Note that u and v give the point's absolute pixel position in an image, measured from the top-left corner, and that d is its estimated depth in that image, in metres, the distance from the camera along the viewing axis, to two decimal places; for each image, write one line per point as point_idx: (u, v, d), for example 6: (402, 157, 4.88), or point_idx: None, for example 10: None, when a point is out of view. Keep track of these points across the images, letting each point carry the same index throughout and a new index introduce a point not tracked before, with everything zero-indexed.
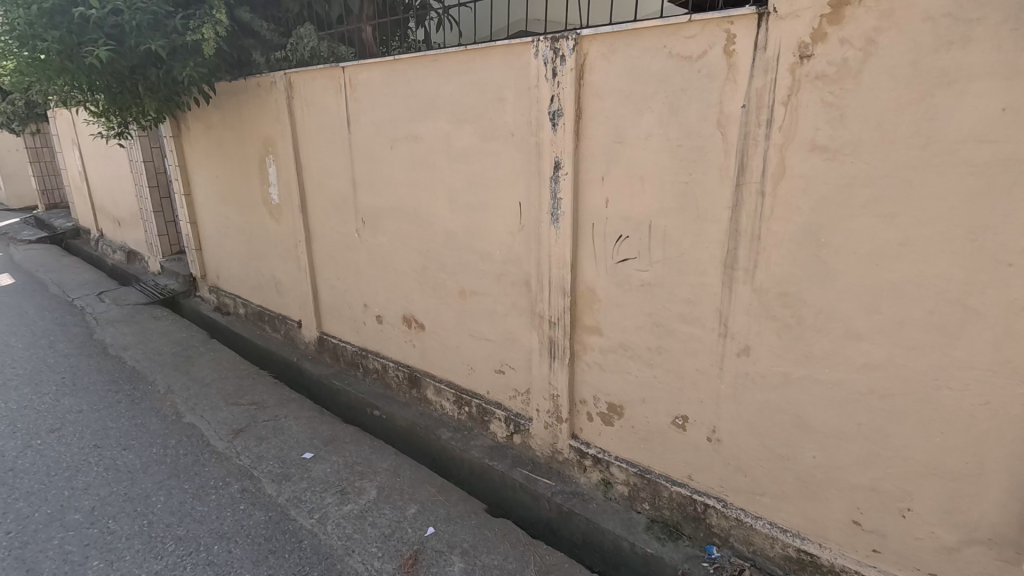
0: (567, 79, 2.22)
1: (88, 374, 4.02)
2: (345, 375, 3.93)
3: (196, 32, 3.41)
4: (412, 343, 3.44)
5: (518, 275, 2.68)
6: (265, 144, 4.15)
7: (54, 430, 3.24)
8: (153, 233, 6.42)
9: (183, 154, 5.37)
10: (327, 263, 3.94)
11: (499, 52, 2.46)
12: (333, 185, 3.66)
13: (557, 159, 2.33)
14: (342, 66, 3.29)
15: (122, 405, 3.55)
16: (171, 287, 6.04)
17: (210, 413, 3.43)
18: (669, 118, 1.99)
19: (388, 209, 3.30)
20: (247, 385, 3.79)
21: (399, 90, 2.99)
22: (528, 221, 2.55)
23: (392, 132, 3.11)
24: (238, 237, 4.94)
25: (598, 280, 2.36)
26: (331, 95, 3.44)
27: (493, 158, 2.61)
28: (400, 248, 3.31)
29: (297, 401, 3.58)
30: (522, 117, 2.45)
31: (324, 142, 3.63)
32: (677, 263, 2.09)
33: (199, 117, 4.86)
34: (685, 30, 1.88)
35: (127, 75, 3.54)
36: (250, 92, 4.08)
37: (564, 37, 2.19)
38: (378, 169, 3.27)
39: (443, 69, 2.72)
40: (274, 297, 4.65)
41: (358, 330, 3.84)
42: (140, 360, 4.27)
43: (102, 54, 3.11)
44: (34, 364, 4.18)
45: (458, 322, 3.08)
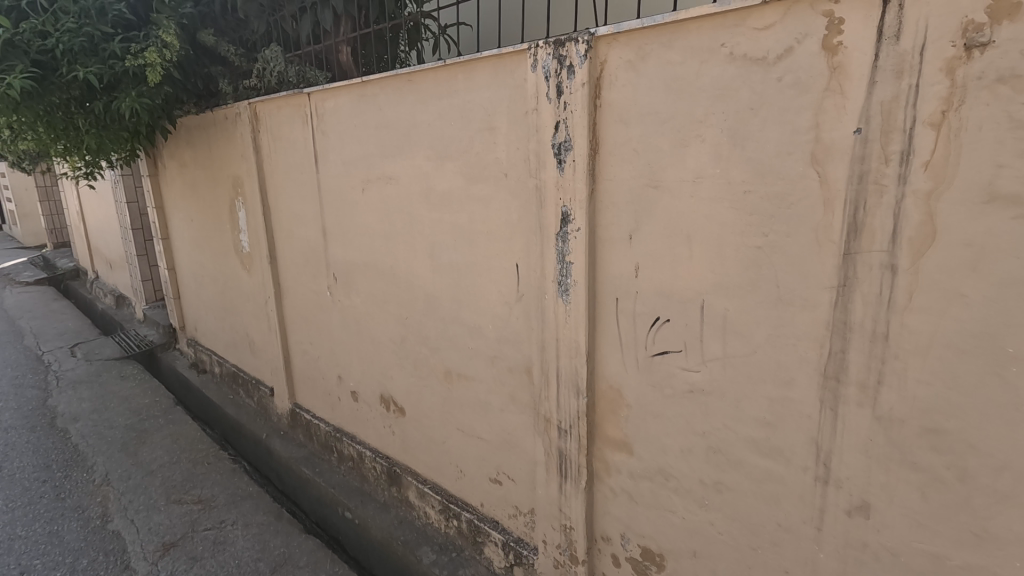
0: (578, 98, 1.56)
1: (21, 455, 3.44)
2: (317, 460, 3.26)
3: (140, 57, 2.93)
4: (391, 429, 2.76)
5: (517, 360, 1.99)
6: (234, 185, 3.60)
7: None
8: (136, 278, 5.93)
9: (161, 194, 4.87)
10: (299, 325, 3.32)
11: (486, 64, 1.82)
12: (303, 233, 3.06)
13: (564, 209, 1.67)
14: (306, 92, 2.70)
15: (43, 500, 2.95)
16: (150, 339, 5.50)
17: (143, 517, 2.79)
18: (730, 150, 1.32)
19: (361, 265, 2.67)
20: (198, 475, 3.15)
21: (369, 119, 2.38)
22: (527, 289, 1.88)
23: (363, 171, 2.49)
24: (211, 287, 4.37)
25: (625, 376, 1.67)
26: (297, 127, 2.86)
27: (481, 206, 1.96)
28: (374, 313, 2.66)
29: (252, 499, 2.91)
30: (516, 152, 1.80)
31: (291, 183, 3.04)
32: (746, 366, 1.39)
33: (171, 153, 4.35)
34: (759, 17, 1.22)
35: (66, 107, 3.10)
36: (217, 125, 3.55)
37: (571, 39, 1.54)
38: (349, 216, 2.65)
39: (419, 92, 2.10)
40: (247, 358, 4.03)
41: (333, 406, 3.19)
42: (86, 434, 3.68)
43: (16, 81, 2.67)
44: None
45: (444, 412, 2.40)
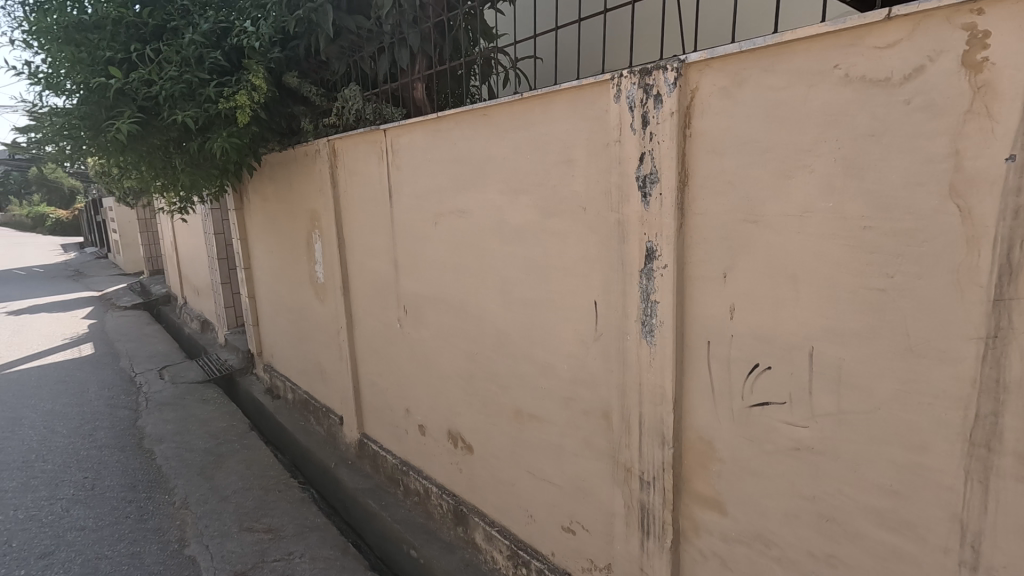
0: (666, 128, 1.47)
1: (111, 474, 3.64)
2: (383, 493, 3.23)
3: (231, 100, 3.13)
4: (458, 467, 2.69)
5: (593, 402, 1.88)
6: (311, 218, 3.73)
7: (45, 555, 2.81)
8: (220, 305, 6.27)
9: (245, 227, 5.15)
10: (369, 356, 3.34)
11: (564, 96, 1.77)
12: (375, 266, 3.10)
13: (650, 245, 1.57)
14: (382, 128, 2.76)
15: (128, 521, 3.09)
16: (230, 363, 5.76)
17: (217, 543, 2.85)
18: (845, 181, 1.18)
19: (431, 298, 2.65)
20: (268, 503, 3.20)
21: (442, 153, 2.39)
22: (606, 329, 1.78)
23: (435, 205, 2.50)
24: (287, 316, 4.53)
25: (717, 427, 1.52)
26: (373, 162, 2.93)
27: (557, 240, 1.89)
28: (443, 346, 2.62)
29: (319, 531, 2.92)
30: (595, 185, 1.72)
31: (365, 216, 3.11)
32: (867, 425, 1.21)
33: (255, 189, 4.60)
34: (880, 34, 1.09)
35: (165, 147, 3.35)
36: (297, 161, 3.71)
37: (659, 66, 1.46)
38: (420, 249, 2.66)
39: (493, 125, 2.08)
40: (319, 385, 4.12)
41: (399, 438, 3.17)
42: (169, 456, 3.85)
43: (123, 125, 2.93)
44: (65, 458, 3.89)
45: (514, 453, 2.30)
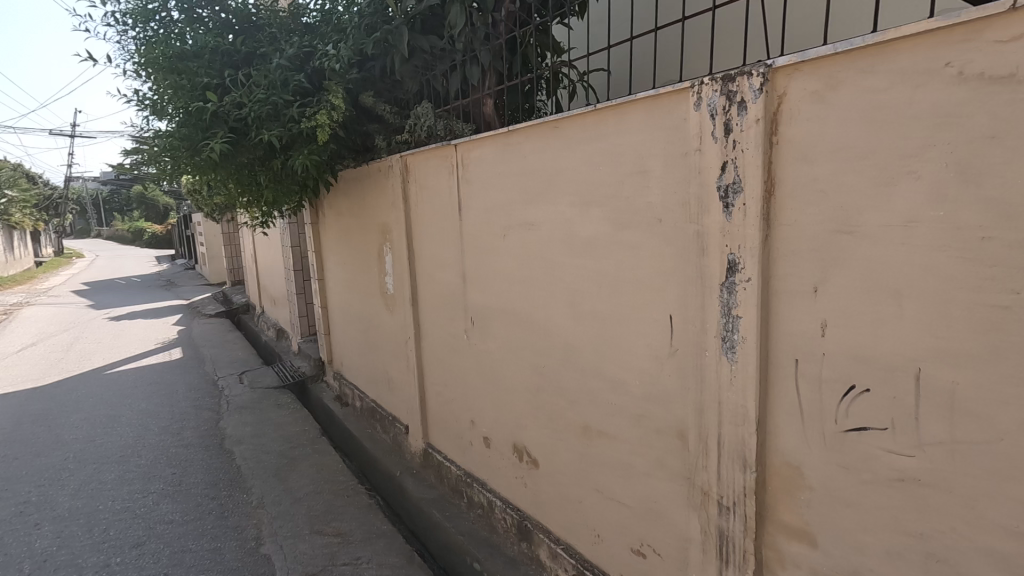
0: (751, 135, 1.41)
1: (195, 472, 3.87)
2: (447, 503, 3.25)
3: (312, 119, 3.31)
4: (522, 481, 2.66)
5: (667, 421, 1.81)
6: (382, 232, 3.86)
7: (138, 545, 3.02)
8: (295, 314, 6.59)
9: (320, 240, 5.40)
10: (435, 367, 3.39)
11: (639, 106, 1.74)
12: (443, 278, 3.15)
13: (732, 257, 1.50)
14: (453, 143, 2.82)
15: (210, 517, 3.26)
16: (302, 370, 6.03)
17: (290, 543, 2.95)
18: (958, 189, 1.08)
19: (498, 311, 2.66)
20: (337, 507, 3.30)
21: (512, 166, 2.40)
22: (682, 344, 1.71)
23: (504, 218, 2.51)
24: (357, 326, 4.69)
25: (806, 453, 1.42)
26: (443, 176, 3.00)
27: (630, 253, 1.85)
28: (509, 359, 2.62)
29: (385, 538, 2.97)
30: (672, 196, 1.67)
31: (434, 229, 3.18)
32: (985, 457, 1.10)
33: (330, 204, 4.83)
34: (1001, 27, 1.00)
35: (252, 165, 3.58)
36: (370, 177, 3.86)
37: (743, 72, 1.41)
38: (488, 261, 2.68)
39: (565, 138, 2.07)
40: (386, 394, 4.22)
41: (464, 449, 3.18)
42: (248, 457, 4.05)
43: (217, 145, 3.16)
44: (156, 455, 4.18)
45: (581, 470, 2.25)
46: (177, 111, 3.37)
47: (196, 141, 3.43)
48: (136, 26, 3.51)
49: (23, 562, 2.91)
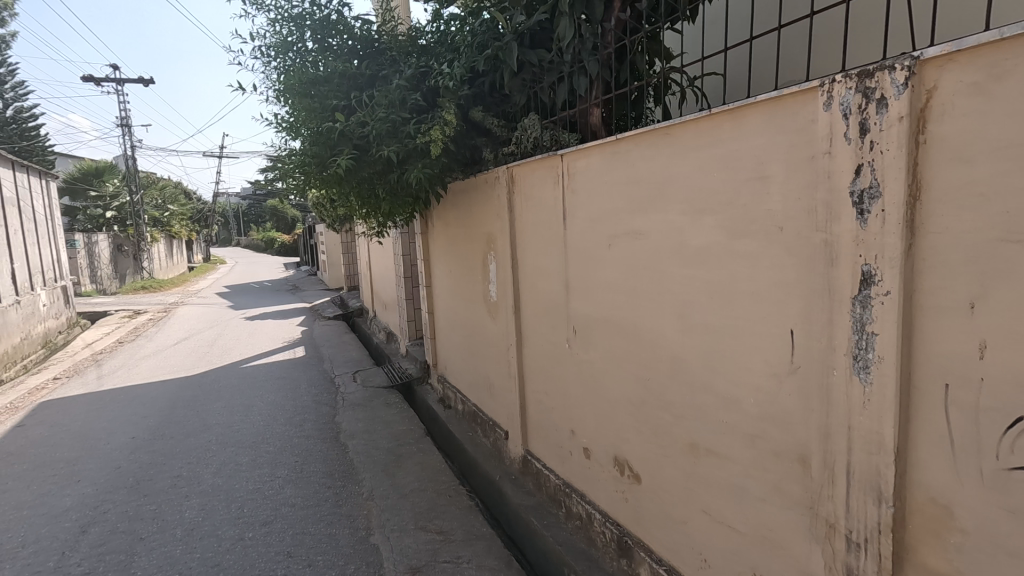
0: (892, 134, 1.29)
1: (314, 461, 4.21)
2: (545, 511, 3.26)
3: (427, 135, 3.50)
4: (623, 495, 2.60)
5: (787, 444, 1.68)
6: (487, 241, 3.99)
7: (266, 523, 3.34)
8: (404, 319, 6.96)
9: (428, 249, 5.67)
10: (536, 375, 3.42)
11: (760, 108, 1.65)
12: (547, 287, 3.18)
13: (866, 269, 1.38)
14: (560, 153, 2.85)
15: (326, 504, 3.53)
16: (409, 372, 6.35)
17: (396, 536, 3.11)
18: None
19: (602, 320, 2.64)
20: (440, 505, 3.42)
21: (620, 175, 2.38)
22: (805, 361, 1.59)
23: (610, 227, 2.49)
24: (461, 331, 4.86)
25: (957, 490, 1.26)
26: (548, 186, 3.03)
27: (746, 263, 1.75)
28: (612, 369, 2.59)
29: (485, 540, 3.03)
30: (796, 202, 1.56)
31: (539, 238, 3.22)
32: None
33: (439, 214, 5.07)
34: None
35: (372, 180, 3.86)
36: (478, 188, 4.00)
37: (884, 66, 1.29)
38: (593, 271, 2.67)
39: (676, 145, 2.02)
40: (487, 399, 4.33)
41: (563, 459, 3.18)
42: (360, 451, 4.33)
43: (343, 161, 3.46)
44: (282, 443, 4.60)
45: (687, 489, 2.16)
46: (310, 131, 3.73)
47: (324, 158, 3.76)
48: (278, 58, 3.94)
49: (175, 528, 3.32)
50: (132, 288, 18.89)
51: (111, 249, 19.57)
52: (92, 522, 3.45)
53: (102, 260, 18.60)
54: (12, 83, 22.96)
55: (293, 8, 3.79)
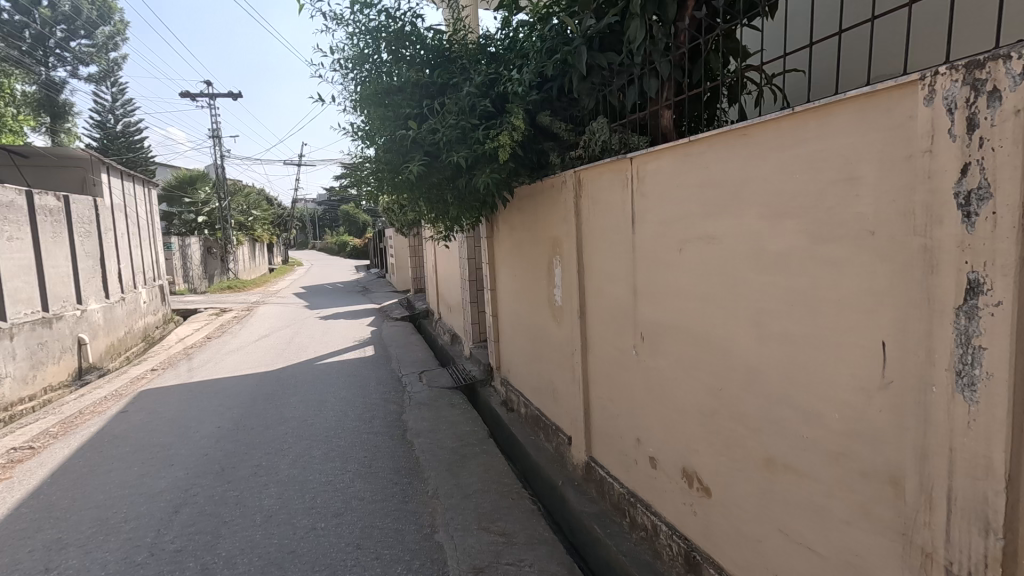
0: (1006, 130, 1.18)
1: (382, 458, 4.35)
2: (608, 520, 3.20)
3: (495, 140, 3.55)
4: (692, 508, 2.51)
5: (877, 464, 1.57)
6: (553, 245, 3.98)
7: (337, 515, 3.48)
8: (468, 322, 7.08)
9: (493, 253, 5.74)
10: (601, 381, 3.38)
11: (849, 106, 1.55)
12: (613, 292, 3.14)
13: (973, 277, 1.27)
14: (629, 156, 2.80)
15: (393, 500, 3.64)
16: (473, 374, 6.43)
17: (460, 535, 3.16)
18: None
19: (671, 327, 2.57)
20: (503, 508, 3.44)
21: (692, 178, 2.31)
22: (899, 376, 1.48)
23: (681, 231, 2.42)
24: (524, 335, 4.88)
25: None
26: (617, 190, 2.99)
27: (832, 270, 1.65)
28: (681, 377, 2.51)
29: (547, 545, 3.02)
30: (890, 205, 1.46)
31: (606, 242, 3.18)
32: None
33: (505, 218, 5.12)
34: None
35: (442, 185, 3.96)
36: (545, 192, 4.01)
37: (997, 56, 1.19)
38: (662, 276, 2.60)
39: (754, 146, 1.93)
40: (550, 403, 4.31)
41: (628, 468, 3.11)
42: (425, 450, 4.44)
43: (415, 168, 3.58)
44: (353, 439, 4.79)
45: (762, 507, 2.06)
46: (384, 140, 3.88)
47: (397, 164, 3.91)
48: (355, 69, 4.13)
49: (255, 514, 3.53)
50: (220, 288, 20.32)
51: (201, 251, 21.13)
52: (184, 503, 3.74)
53: (194, 262, 20.15)
54: (121, 101, 25.34)
55: (370, 21, 3.96)
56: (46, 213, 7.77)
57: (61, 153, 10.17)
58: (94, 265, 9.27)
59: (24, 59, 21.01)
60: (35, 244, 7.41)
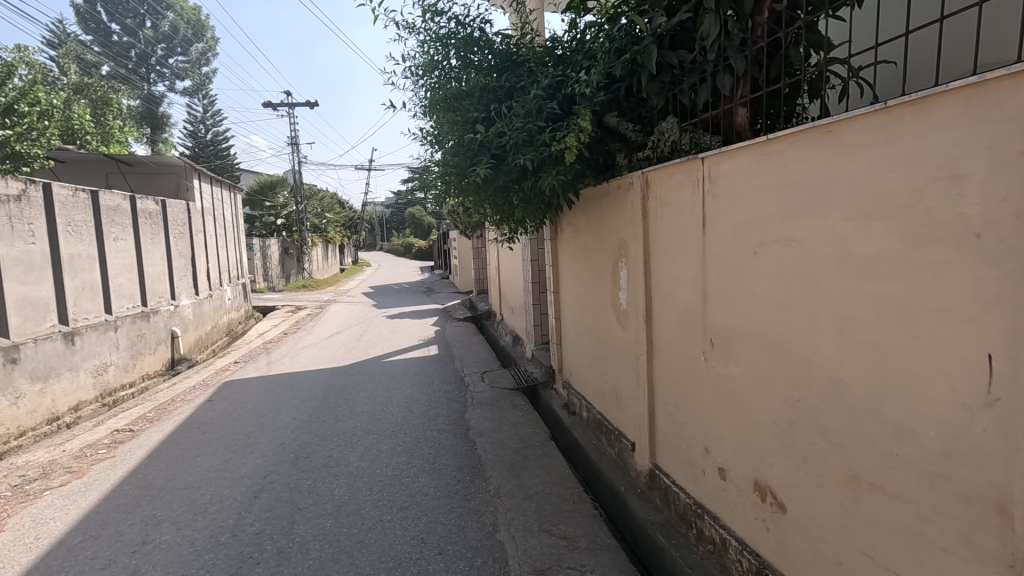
0: None
1: (446, 455, 4.44)
2: (673, 531, 3.12)
3: (561, 142, 3.54)
4: (765, 524, 2.40)
5: (980, 489, 1.44)
6: (618, 247, 3.93)
7: (403, 508, 3.58)
8: (530, 323, 7.10)
9: (556, 254, 5.73)
10: (668, 387, 3.29)
11: (952, 99, 1.44)
12: (682, 296, 3.05)
13: None
14: (701, 157, 2.72)
15: (456, 497, 3.71)
16: (534, 376, 6.45)
17: (522, 536, 3.17)
18: None
19: (744, 334, 2.47)
20: (564, 511, 3.43)
21: (770, 178, 2.21)
22: (1008, 393, 1.35)
23: (757, 234, 2.32)
24: (587, 338, 4.84)
25: None
26: (687, 191, 2.91)
27: (929, 276, 1.54)
28: (755, 386, 2.41)
29: (609, 552, 2.97)
30: (1000, 205, 1.34)
31: (675, 244, 3.10)
32: None
33: (569, 221, 5.11)
34: None
35: (508, 187, 4.00)
36: (611, 194, 3.96)
37: None
38: (735, 280, 2.50)
39: (841, 143, 1.83)
40: (613, 408, 4.25)
41: (695, 477, 3.02)
42: (487, 449, 4.49)
43: (483, 170, 3.64)
44: (418, 435, 4.93)
45: (844, 527, 1.93)
46: (452, 144, 3.97)
47: (464, 167, 3.98)
48: (425, 75, 4.25)
49: (327, 503, 3.70)
50: (295, 287, 21.49)
51: (280, 251, 22.42)
52: (263, 488, 3.97)
53: (273, 262, 21.42)
54: (211, 112, 27.34)
55: (441, 28, 4.07)
56: (146, 215, 8.50)
57: (160, 160, 11.08)
58: (186, 263, 10.03)
59: (130, 75, 23.06)
60: (136, 244, 8.11)
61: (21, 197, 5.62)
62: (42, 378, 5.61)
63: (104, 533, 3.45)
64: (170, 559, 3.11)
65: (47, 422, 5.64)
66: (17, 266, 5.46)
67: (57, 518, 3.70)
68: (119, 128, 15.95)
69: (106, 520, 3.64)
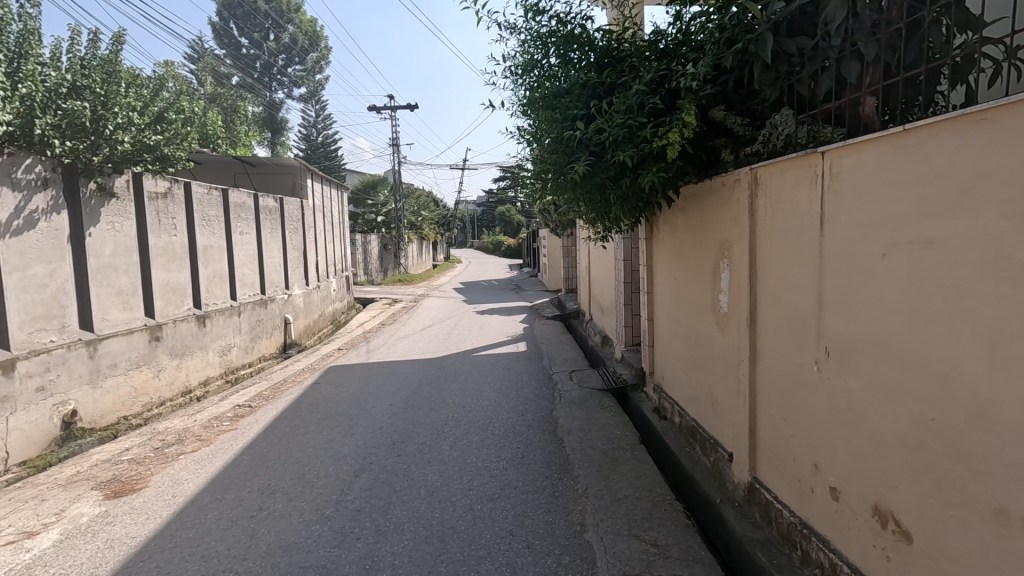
0: None
1: (534, 451, 4.47)
2: (774, 549, 2.93)
3: (663, 137, 3.42)
4: (885, 553, 2.18)
5: None
6: (720, 247, 3.75)
7: (492, 499, 3.66)
8: (621, 324, 6.97)
9: (652, 254, 5.58)
10: (773, 397, 3.09)
11: None
12: (793, 301, 2.85)
13: None
14: (820, 151, 2.52)
15: (545, 494, 3.73)
16: (624, 378, 6.32)
17: (611, 538, 3.13)
18: None
19: (867, 343, 2.26)
20: (655, 518, 3.33)
21: (905, 172, 2.00)
22: None
23: (886, 235, 2.12)
24: (682, 341, 4.67)
25: None
26: (803, 188, 2.71)
27: None
28: (878, 402, 2.20)
29: (704, 564, 2.84)
30: None
31: (787, 245, 2.90)
32: None
33: (666, 219, 4.96)
34: None
35: (605, 185, 3.94)
36: (715, 192, 3.78)
37: None
38: (859, 285, 2.29)
39: (998, 132, 1.62)
40: (709, 416, 4.07)
41: (801, 495, 2.81)
42: (576, 449, 4.47)
43: (581, 168, 3.63)
44: (506, 429, 5.00)
45: (987, 566, 1.72)
46: (552, 142, 3.99)
47: (562, 165, 3.99)
48: (526, 74, 4.29)
49: (421, 488, 3.86)
50: (392, 281, 22.61)
51: (380, 247, 23.72)
52: (363, 468, 4.23)
53: (373, 257, 22.69)
54: (323, 117, 29.45)
55: (542, 27, 4.09)
56: (267, 212, 9.32)
57: (279, 162, 12.08)
58: (298, 256, 10.90)
59: (255, 85, 25.38)
60: (258, 238, 8.92)
61: (167, 195, 6.38)
62: (179, 354, 6.34)
63: (227, 497, 3.83)
64: (283, 526, 3.40)
65: (182, 394, 6.36)
66: (163, 255, 6.22)
67: (190, 480, 4.17)
68: (244, 132, 17.61)
69: (230, 485, 4.04)
